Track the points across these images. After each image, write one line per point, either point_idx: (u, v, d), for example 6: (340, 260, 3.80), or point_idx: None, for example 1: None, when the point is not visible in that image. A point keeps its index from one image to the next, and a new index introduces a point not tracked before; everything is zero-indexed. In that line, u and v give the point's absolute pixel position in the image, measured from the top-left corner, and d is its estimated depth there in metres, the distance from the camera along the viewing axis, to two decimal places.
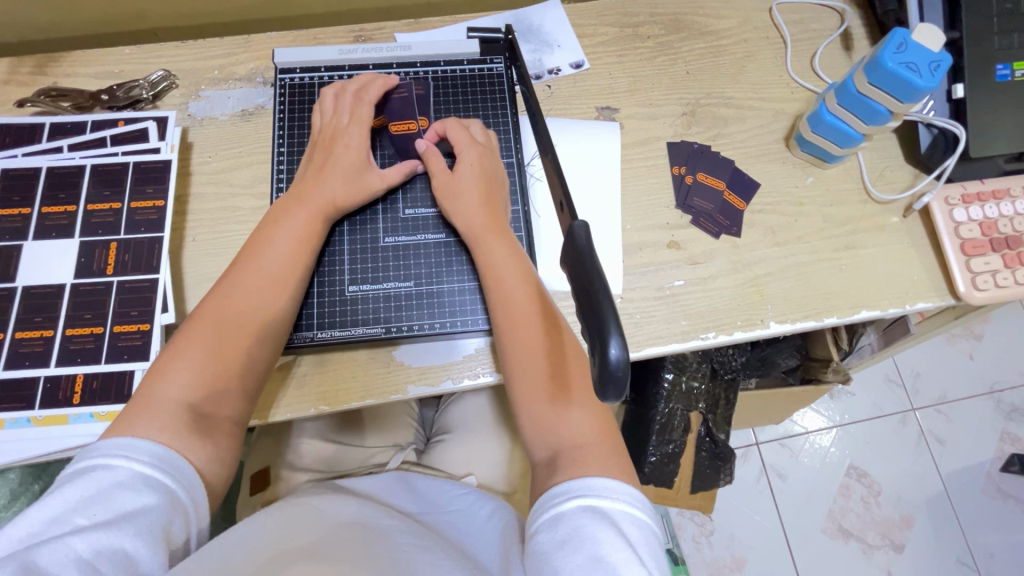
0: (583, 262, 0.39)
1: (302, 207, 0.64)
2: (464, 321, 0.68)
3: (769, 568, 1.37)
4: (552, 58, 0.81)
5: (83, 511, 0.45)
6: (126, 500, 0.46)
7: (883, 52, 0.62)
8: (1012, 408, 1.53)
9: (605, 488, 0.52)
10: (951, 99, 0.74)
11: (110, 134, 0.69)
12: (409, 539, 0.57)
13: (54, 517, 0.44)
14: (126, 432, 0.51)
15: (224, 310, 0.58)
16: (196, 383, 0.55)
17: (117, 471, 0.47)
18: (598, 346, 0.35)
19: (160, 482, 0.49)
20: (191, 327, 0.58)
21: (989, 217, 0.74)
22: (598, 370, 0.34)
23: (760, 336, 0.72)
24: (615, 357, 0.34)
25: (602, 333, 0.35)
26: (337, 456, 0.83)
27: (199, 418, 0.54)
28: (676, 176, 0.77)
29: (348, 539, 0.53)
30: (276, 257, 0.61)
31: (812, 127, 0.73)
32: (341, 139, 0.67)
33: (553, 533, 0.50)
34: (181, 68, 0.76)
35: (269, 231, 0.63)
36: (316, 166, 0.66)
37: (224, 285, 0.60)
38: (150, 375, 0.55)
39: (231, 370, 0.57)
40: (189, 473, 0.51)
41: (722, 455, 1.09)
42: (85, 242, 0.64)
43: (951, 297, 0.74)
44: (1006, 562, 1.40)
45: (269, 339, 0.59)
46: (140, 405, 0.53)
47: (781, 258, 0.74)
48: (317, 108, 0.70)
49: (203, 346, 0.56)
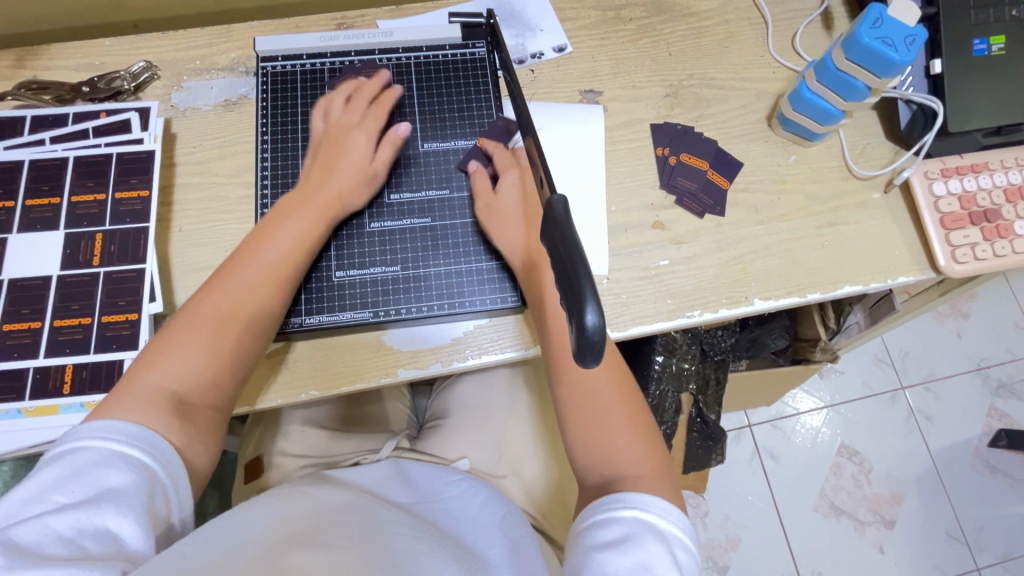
0: (564, 234, 0.39)
1: (308, 205, 0.64)
2: (454, 304, 0.69)
3: (763, 547, 1.39)
4: (535, 42, 0.81)
5: (62, 489, 0.46)
6: (104, 478, 0.47)
7: (860, 27, 0.62)
8: (999, 384, 1.55)
9: (664, 510, 0.53)
10: (929, 74, 0.75)
11: (92, 126, 0.68)
12: (407, 530, 0.58)
13: (35, 496, 0.46)
14: (111, 414, 0.51)
15: (223, 303, 0.58)
16: (187, 373, 0.55)
17: (96, 451, 0.48)
18: (575, 313, 0.35)
19: (139, 460, 0.49)
20: (186, 317, 0.58)
21: (968, 190, 0.75)
22: (576, 337, 0.35)
23: (745, 313, 0.73)
24: (592, 324, 0.34)
25: (578, 304, 0.35)
26: (331, 443, 0.83)
27: (184, 408, 0.54)
28: (660, 158, 0.77)
29: (349, 528, 0.54)
30: (274, 251, 0.62)
31: (793, 105, 0.74)
32: (350, 138, 0.68)
33: (606, 533, 0.52)
34: (163, 59, 0.75)
35: (271, 226, 0.63)
36: (324, 161, 0.67)
37: (223, 277, 0.60)
38: (142, 362, 0.55)
39: (223, 363, 0.57)
40: (169, 451, 0.51)
41: (714, 434, 1.12)
42: (70, 234, 0.64)
43: (932, 271, 0.75)
44: (994, 534, 1.43)
45: (258, 332, 0.59)
46: (128, 389, 0.53)
47: (765, 236, 0.75)
48: (321, 108, 0.71)
49: (198, 337, 0.56)
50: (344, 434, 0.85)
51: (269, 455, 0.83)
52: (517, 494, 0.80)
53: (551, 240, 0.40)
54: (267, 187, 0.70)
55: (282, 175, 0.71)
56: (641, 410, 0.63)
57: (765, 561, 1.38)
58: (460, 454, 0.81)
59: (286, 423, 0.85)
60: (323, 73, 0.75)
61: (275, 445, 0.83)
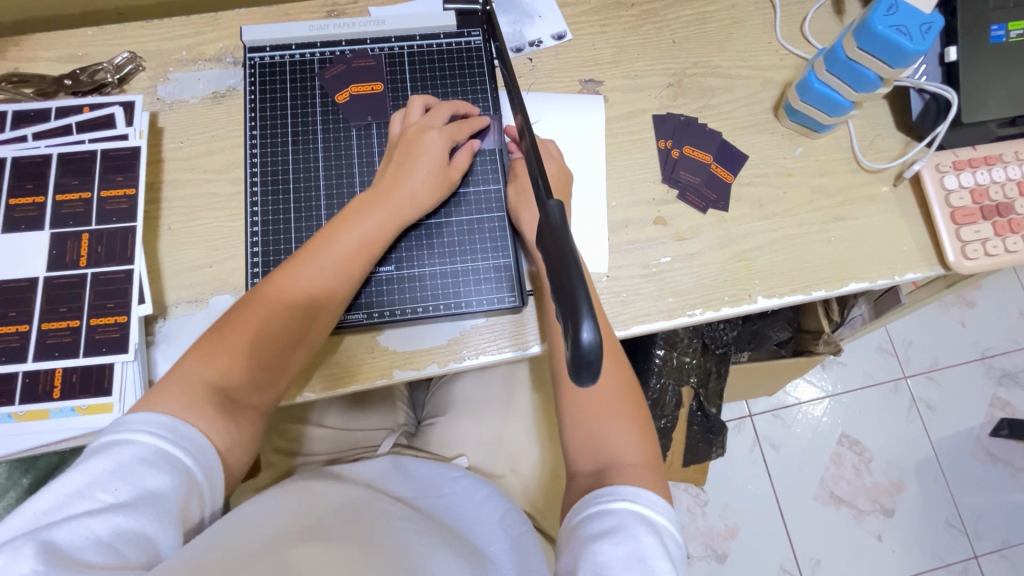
0: (558, 239, 0.37)
1: (379, 209, 0.63)
2: (451, 305, 0.67)
3: (762, 534, 1.39)
4: (533, 29, 0.78)
5: (105, 487, 0.46)
6: (148, 477, 0.48)
7: (873, 14, 0.59)
8: (1003, 373, 1.54)
9: (655, 502, 0.53)
10: (944, 62, 0.72)
11: (75, 121, 0.66)
12: (411, 525, 0.59)
13: (75, 492, 0.46)
14: (156, 404, 0.53)
15: (279, 301, 0.59)
16: (232, 371, 0.57)
17: (139, 448, 0.49)
18: (569, 327, 0.33)
19: (181, 461, 0.50)
20: (239, 311, 0.59)
21: (981, 183, 0.73)
22: (570, 352, 0.32)
23: (748, 311, 0.71)
24: (587, 340, 0.32)
25: (573, 317, 0.33)
26: (331, 441, 0.83)
27: (229, 405, 0.56)
28: (662, 150, 0.75)
29: (351, 522, 0.55)
30: (331, 254, 0.61)
31: (801, 96, 0.71)
32: (427, 141, 0.65)
33: (598, 524, 0.52)
34: (148, 49, 0.73)
35: (336, 227, 0.62)
36: (396, 164, 0.65)
37: (279, 276, 0.60)
38: (197, 352, 0.57)
39: (271, 361, 0.59)
40: (208, 453, 0.52)
41: (715, 428, 1.11)
42: (56, 234, 0.62)
43: (940, 267, 0.73)
44: (993, 522, 1.44)
45: (306, 335, 0.60)
46: (174, 381, 0.55)
47: (769, 231, 0.73)
48: (402, 112, 0.69)
49: (250, 334, 0.58)
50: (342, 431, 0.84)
51: (268, 453, 0.82)
52: (517, 493, 0.80)
53: (546, 247, 0.38)
54: (256, 184, 0.68)
55: (272, 172, 0.68)
56: (639, 404, 0.63)
57: (764, 549, 1.39)
58: (457, 451, 0.81)
59: (282, 420, 0.84)
60: (313, 65, 0.72)
61: (272, 442, 0.83)
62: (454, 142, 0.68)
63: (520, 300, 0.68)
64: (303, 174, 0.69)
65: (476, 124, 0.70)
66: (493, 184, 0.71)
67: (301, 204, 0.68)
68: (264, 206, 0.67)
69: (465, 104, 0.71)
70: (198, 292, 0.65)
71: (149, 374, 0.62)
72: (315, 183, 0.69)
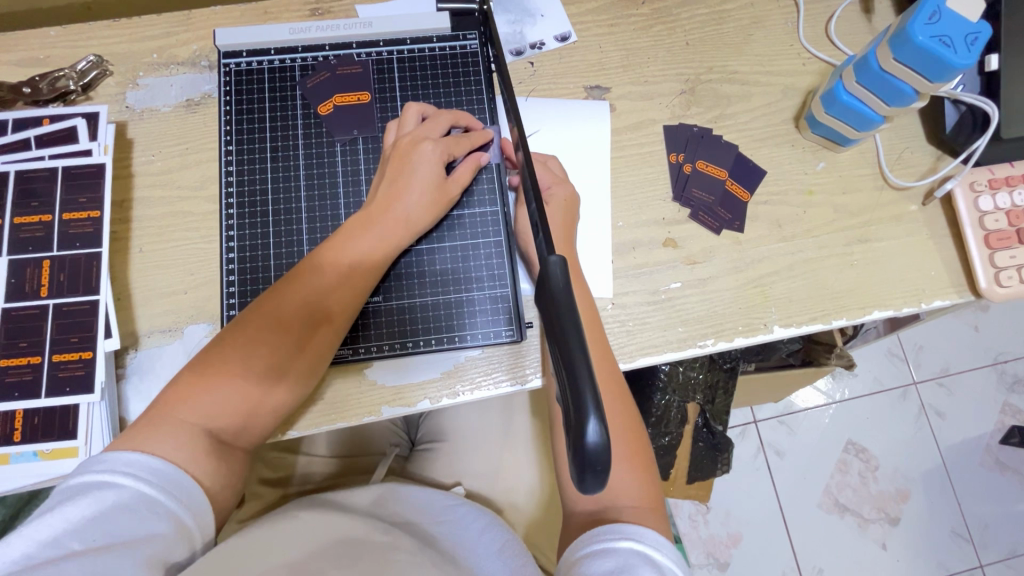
0: (557, 310, 0.33)
1: (373, 230, 0.58)
2: (443, 339, 0.63)
3: (763, 543, 1.34)
4: (535, 30, 0.71)
5: (82, 535, 0.42)
6: (131, 525, 0.44)
7: (914, 22, 0.53)
8: (1015, 379, 1.45)
9: (661, 542, 0.49)
10: (983, 71, 0.66)
11: (35, 134, 0.61)
12: (407, 556, 0.56)
13: (49, 539, 0.42)
14: (135, 445, 0.48)
15: (266, 332, 0.54)
16: (218, 408, 0.51)
17: (122, 491, 0.45)
18: (573, 426, 0.30)
19: (166, 508, 0.46)
20: (221, 344, 0.54)
21: (1018, 205, 0.67)
22: (574, 453, 0.30)
23: (763, 341, 0.67)
24: (592, 440, 0.30)
25: (577, 410, 0.31)
26: (321, 468, 0.79)
27: (218, 446, 0.51)
28: (674, 165, 0.69)
29: (341, 558, 0.52)
30: (322, 281, 0.56)
31: (826, 108, 0.65)
32: (421, 156, 0.59)
33: (599, 564, 0.47)
34: (116, 52, 0.67)
35: (326, 251, 0.57)
36: (389, 182, 0.59)
37: (266, 306, 0.55)
38: (178, 389, 0.52)
39: (263, 396, 0.54)
40: (198, 499, 0.49)
41: (720, 445, 1.07)
42: (15, 261, 0.58)
43: (971, 294, 0.68)
44: (1000, 532, 1.37)
45: (294, 369, 0.55)
46: (156, 419, 0.50)
47: (787, 254, 0.68)
48: (396, 122, 0.63)
49: (233, 369, 0.52)
50: (332, 458, 0.80)
51: (251, 483, 0.77)
52: (515, 522, 0.76)
53: (544, 313, 0.35)
54: (231, 205, 0.63)
55: (249, 191, 0.63)
56: (643, 442, 0.58)
57: (766, 558, 1.33)
58: (457, 478, 0.77)
59: (266, 448, 0.79)
60: (294, 72, 0.67)
61: (256, 471, 0.78)
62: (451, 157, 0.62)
63: (518, 334, 0.63)
64: (283, 194, 0.63)
65: (475, 139, 0.64)
66: (489, 206, 0.66)
67: (281, 227, 0.63)
68: (241, 228, 0.62)
69: (464, 114, 0.65)
70: (171, 321, 0.61)
71: (120, 412, 0.58)
72: (296, 204, 0.63)
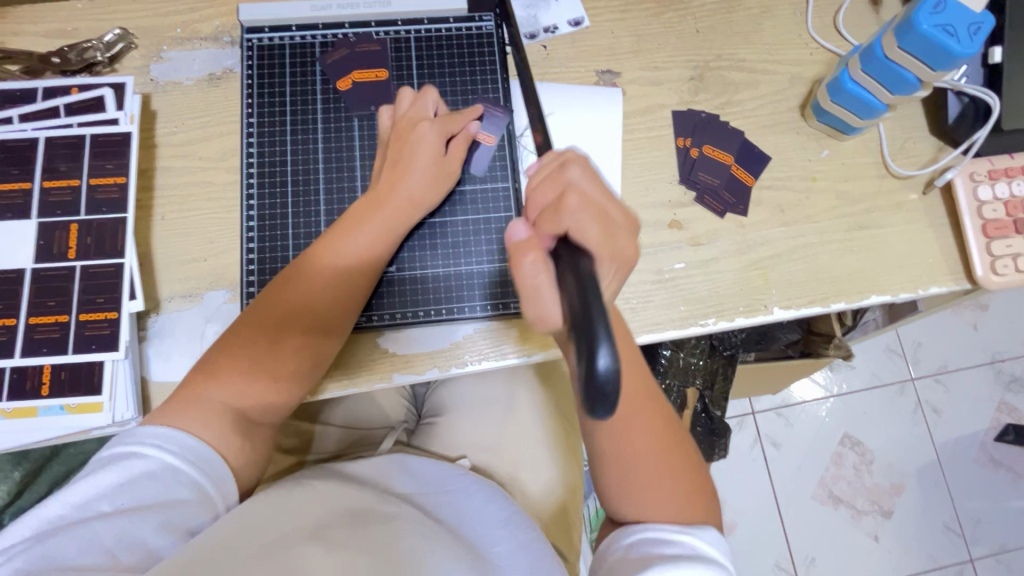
0: (580, 268, 0.43)
1: (377, 215, 0.59)
2: (452, 310, 0.65)
3: (758, 532, 1.36)
4: (549, 14, 0.73)
5: (111, 499, 0.46)
6: (156, 491, 0.47)
7: (918, 12, 0.55)
8: (1012, 378, 1.46)
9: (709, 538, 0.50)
10: (986, 64, 0.68)
11: (63, 103, 0.63)
12: (417, 527, 0.57)
13: (80, 503, 0.46)
14: (168, 420, 0.51)
15: (281, 316, 0.56)
16: (244, 387, 0.54)
17: (148, 461, 0.48)
18: (588, 356, 0.38)
19: (189, 477, 0.49)
20: (240, 329, 0.56)
21: (1015, 196, 0.69)
22: (589, 379, 0.38)
23: (763, 322, 0.69)
24: (604, 367, 0.38)
25: (591, 345, 0.39)
26: (334, 439, 0.81)
27: (244, 423, 0.54)
28: (681, 149, 0.71)
29: (354, 523, 0.53)
30: (334, 267, 0.58)
31: (831, 96, 0.67)
32: (419, 136, 0.61)
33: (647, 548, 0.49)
34: (140, 25, 0.68)
35: (332, 239, 0.59)
36: (390, 164, 0.61)
37: (280, 293, 0.57)
38: (207, 367, 0.55)
39: (278, 372, 0.55)
40: (222, 471, 0.51)
41: (717, 430, 1.11)
42: (44, 223, 0.60)
43: (967, 282, 0.70)
44: (992, 527, 1.39)
45: (313, 349, 0.57)
46: (187, 398, 0.53)
47: (789, 239, 0.70)
48: (390, 105, 0.64)
49: (252, 353, 0.55)
50: (342, 429, 0.82)
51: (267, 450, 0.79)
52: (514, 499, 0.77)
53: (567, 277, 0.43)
54: (253, 176, 0.65)
55: (270, 163, 0.65)
56: (682, 443, 0.55)
57: (760, 546, 1.36)
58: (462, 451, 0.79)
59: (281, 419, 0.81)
60: (314, 48, 0.68)
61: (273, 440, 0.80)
62: (449, 135, 0.64)
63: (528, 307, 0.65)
64: (302, 166, 0.66)
65: (471, 113, 0.65)
66: (501, 181, 0.68)
67: (300, 198, 0.65)
68: (261, 198, 0.64)
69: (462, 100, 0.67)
70: (192, 286, 0.63)
71: (142, 370, 0.61)
72: (314, 176, 0.65)
